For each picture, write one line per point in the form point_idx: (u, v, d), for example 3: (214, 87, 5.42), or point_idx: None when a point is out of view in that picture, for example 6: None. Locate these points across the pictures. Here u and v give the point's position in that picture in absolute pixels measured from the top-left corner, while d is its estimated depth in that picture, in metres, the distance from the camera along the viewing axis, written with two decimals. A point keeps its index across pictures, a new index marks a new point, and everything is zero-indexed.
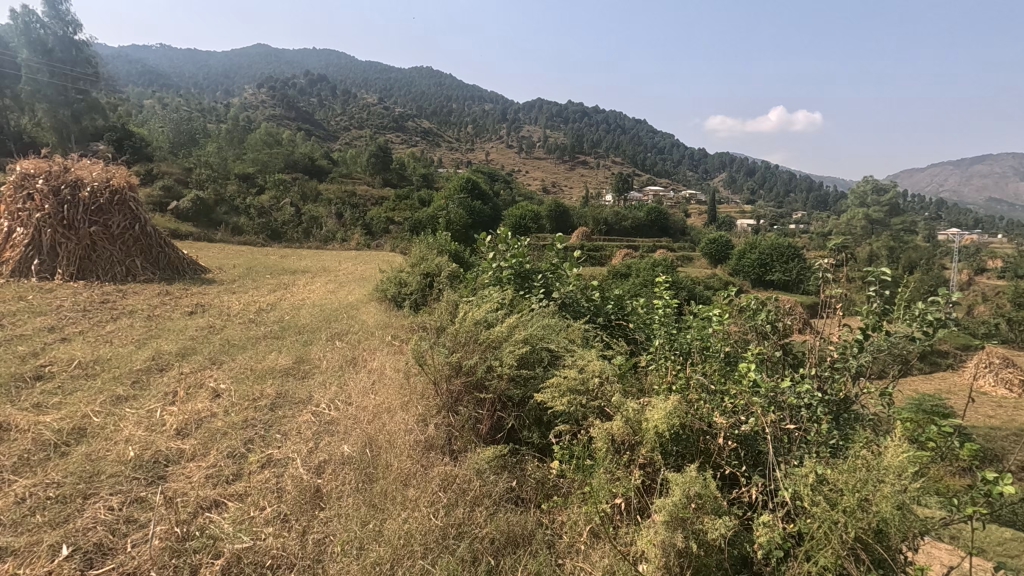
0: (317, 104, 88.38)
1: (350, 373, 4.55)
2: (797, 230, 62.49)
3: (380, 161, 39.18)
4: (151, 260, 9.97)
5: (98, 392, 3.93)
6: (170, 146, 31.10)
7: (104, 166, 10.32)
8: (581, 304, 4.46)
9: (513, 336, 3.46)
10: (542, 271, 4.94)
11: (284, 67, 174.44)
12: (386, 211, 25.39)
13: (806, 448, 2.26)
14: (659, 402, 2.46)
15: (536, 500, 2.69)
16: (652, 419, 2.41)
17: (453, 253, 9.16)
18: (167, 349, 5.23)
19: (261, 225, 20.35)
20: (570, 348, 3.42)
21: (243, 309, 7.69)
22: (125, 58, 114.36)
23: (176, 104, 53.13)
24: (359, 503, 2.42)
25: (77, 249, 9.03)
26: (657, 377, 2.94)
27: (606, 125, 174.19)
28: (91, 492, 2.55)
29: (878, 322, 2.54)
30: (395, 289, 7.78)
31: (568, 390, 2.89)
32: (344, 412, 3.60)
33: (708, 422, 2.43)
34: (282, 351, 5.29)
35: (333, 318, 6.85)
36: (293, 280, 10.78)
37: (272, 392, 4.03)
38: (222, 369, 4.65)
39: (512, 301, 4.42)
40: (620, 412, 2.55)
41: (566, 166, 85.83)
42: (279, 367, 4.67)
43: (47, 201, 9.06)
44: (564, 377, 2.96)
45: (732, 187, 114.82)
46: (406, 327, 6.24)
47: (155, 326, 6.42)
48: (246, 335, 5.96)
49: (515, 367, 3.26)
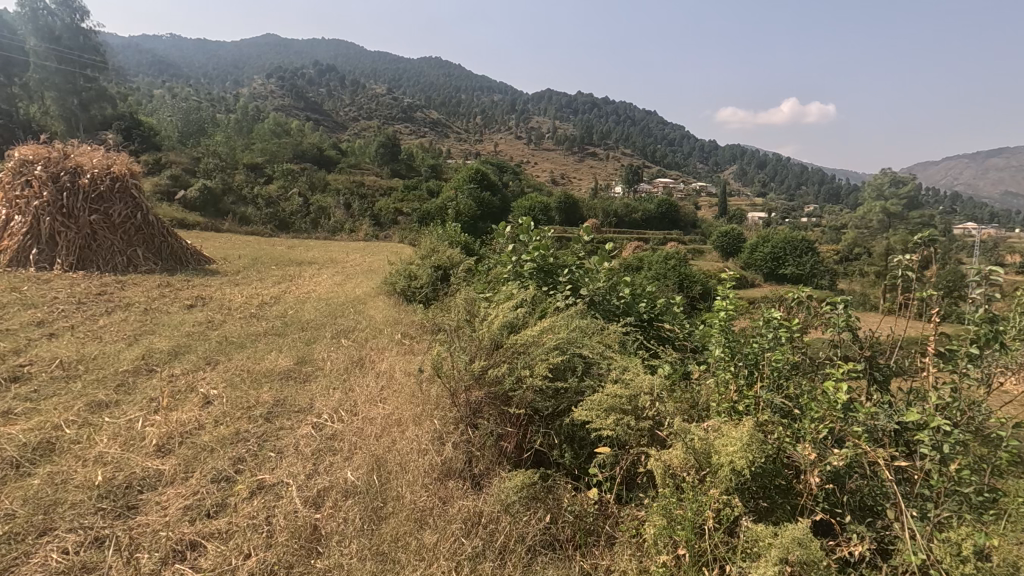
0: (326, 94, 88.09)
1: (356, 377, 4.13)
2: (809, 223, 61.63)
3: (388, 152, 38.65)
4: (152, 251, 9.58)
5: (77, 397, 3.54)
6: (178, 136, 30.78)
7: (106, 152, 9.92)
8: (611, 303, 4.02)
9: (543, 342, 3.04)
10: (569, 265, 4.49)
11: (295, 58, 174.79)
12: (395, 202, 24.92)
13: (925, 491, 1.83)
14: (731, 430, 2.04)
15: (576, 541, 2.27)
16: (724, 448, 1.98)
17: (463, 245, 8.66)
18: (159, 347, 4.83)
19: (268, 215, 19.98)
20: (608, 355, 3.02)
21: (246, 303, 7.29)
22: (139, 50, 115.14)
23: (183, 95, 52.70)
24: (365, 551, 2.00)
25: (77, 238, 8.67)
26: (715, 391, 2.55)
27: (615, 117, 172.30)
28: (45, 529, 2.14)
29: (993, 335, 2.11)
30: (405, 282, 7.30)
31: (612, 409, 2.49)
32: (349, 425, 3.17)
33: (789, 450, 2.01)
34: (282, 349, 4.87)
35: (339, 314, 6.44)
36: (300, 272, 10.37)
37: (269, 399, 3.61)
38: (216, 371, 4.24)
39: (535, 298, 3.99)
40: (681, 438, 2.12)
41: (575, 158, 84.75)
42: (279, 369, 4.25)
43: (45, 188, 8.73)
44: (606, 394, 2.57)
45: (742, 181, 113.53)
46: (416, 325, 5.82)
47: (149, 320, 6.03)
48: (246, 331, 5.55)
49: (546, 379, 2.84)
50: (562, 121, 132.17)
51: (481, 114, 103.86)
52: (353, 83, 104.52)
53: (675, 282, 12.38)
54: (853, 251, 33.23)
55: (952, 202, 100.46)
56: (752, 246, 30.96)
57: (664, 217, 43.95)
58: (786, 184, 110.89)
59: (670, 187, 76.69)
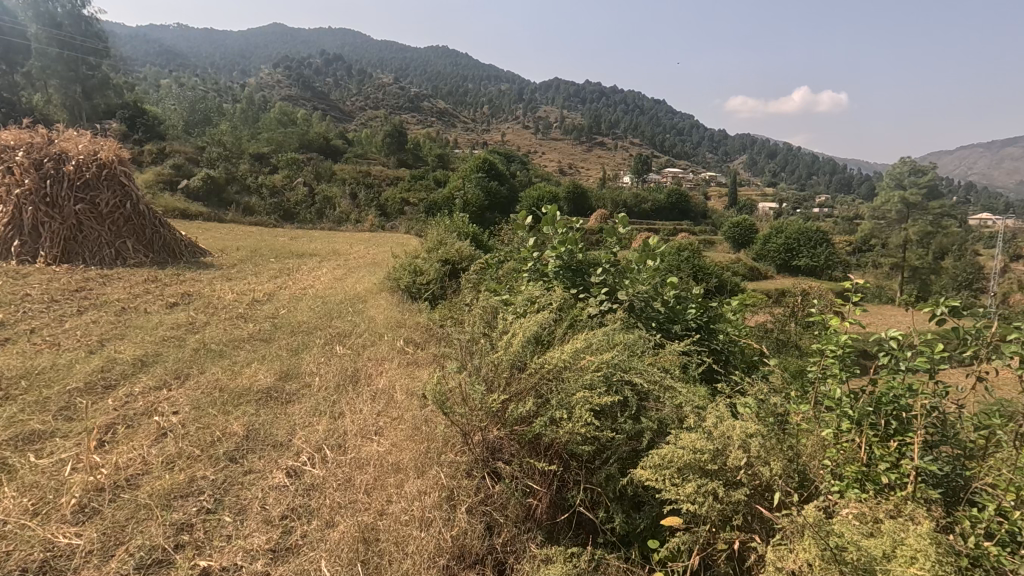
0: (334, 83, 87.04)
1: (347, 398, 3.43)
2: (822, 213, 60.53)
3: (395, 141, 37.83)
4: (143, 242, 8.89)
5: (6, 427, 2.87)
6: (183, 125, 30.17)
7: (93, 138, 9.20)
8: (654, 312, 3.38)
9: (582, 366, 2.38)
10: (602, 262, 3.77)
11: (301, 48, 174.03)
12: (401, 192, 24.23)
13: None
14: (893, 539, 1.34)
15: None
16: (896, 562, 1.28)
17: (473, 237, 7.97)
18: (124, 357, 4.14)
19: (273, 205, 19.36)
20: (669, 385, 2.35)
21: (235, 301, 6.62)
22: (146, 39, 114.07)
23: (189, 84, 51.94)
24: None
25: (62, 228, 8.04)
26: (830, 448, 1.85)
27: (623, 105, 169.78)
28: None
29: None
30: (409, 278, 6.59)
31: (692, 469, 1.82)
32: (335, 470, 2.50)
33: (985, 561, 1.34)
34: (267, 360, 4.17)
35: (336, 314, 5.75)
36: (300, 265, 9.74)
37: (240, 429, 2.93)
38: (185, 389, 3.55)
39: (563, 301, 3.29)
40: (815, 535, 1.42)
41: (584, 147, 83.60)
42: (259, 387, 3.56)
43: (27, 175, 8.06)
44: (682, 446, 1.89)
45: (753, 171, 112.09)
46: (422, 327, 5.16)
47: (124, 323, 5.37)
48: (229, 335, 4.89)
49: (590, 420, 2.19)
50: (571, 111, 130.53)
51: (489, 104, 102.31)
52: (360, 73, 103.55)
53: (693, 275, 11.70)
54: (869, 242, 32.49)
55: (962, 192, 99.28)
56: (766, 237, 30.16)
57: (675, 207, 43.04)
58: (798, 174, 109.11)
59: (679, 177, 75.49)
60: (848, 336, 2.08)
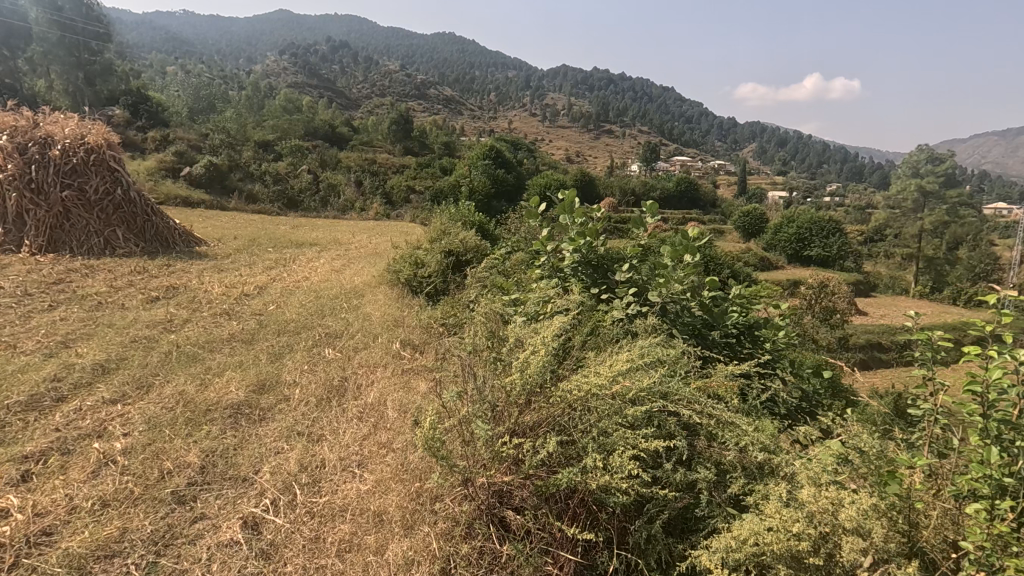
0: (341, 70, 85.82)
1: (331, 416, 2.93)
2: (832, 202, 59.51)
3: (401, 129, 37.15)
4: (134, 231, 8.38)
5: None
6: (187, 112, 29.62)
7: (81, 120, 8.68)
8: (691, 317, 2.86)
9: (619, 393, 1.86)
10: (627, 256, 3.24)
11: (306, 34, 172.56)
12: (406, 180, 23.63)
13: None
14: None
15: None
16: None
17: (479, 226, 7.42)
18: (81, 364, 3.60)
19: (276, 193, 18.81)
20: (727, 421, 1.86)
21: (223, 295, 6.13)
22: (153, 27, 112.94)
23: (194, 71, 51.24)
24: None
25: (47, 217, 7.54)
26: (967, 531, 1.36)
27: (630, 92, 167.54)
28: None
29: None
30: (409, 271, 6.04)
31: (789, 558, 1.32)
32: (302, 523, 2.00)
33: None
34: (244, 367, 3.66)
35: (330, 311, 5.25)
36: (297, 255, 9.24)
37: (197, 459, 2.41)
38: (146, 403, 3.06)
39: (582, 304, 2.75)
40: None
41: (592, 135, 82.34)
42: (229, 402, 3.05)
43: (10, 160, 7.56)
44: (769, 523, 1.39)
45: (762, 159, 110.52)
46: (423, 325, 4.65)
47: (96, 322, 4.84)
48: (208, 335, 4.40)
49: (633, 471, 1.69)
50: (579, 99, 128.89)
51: (495, 91, 100.95)
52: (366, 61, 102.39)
53: (708, 267, 11.16)
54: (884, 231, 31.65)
55: (974, 180, 97.62)
56: (778, 227, 29.40)
57: (684, 195, 42.22)
58: (808, 161, 107.28)
59: (688, 165, 74.56)
60: (992, 376, 1.52)
